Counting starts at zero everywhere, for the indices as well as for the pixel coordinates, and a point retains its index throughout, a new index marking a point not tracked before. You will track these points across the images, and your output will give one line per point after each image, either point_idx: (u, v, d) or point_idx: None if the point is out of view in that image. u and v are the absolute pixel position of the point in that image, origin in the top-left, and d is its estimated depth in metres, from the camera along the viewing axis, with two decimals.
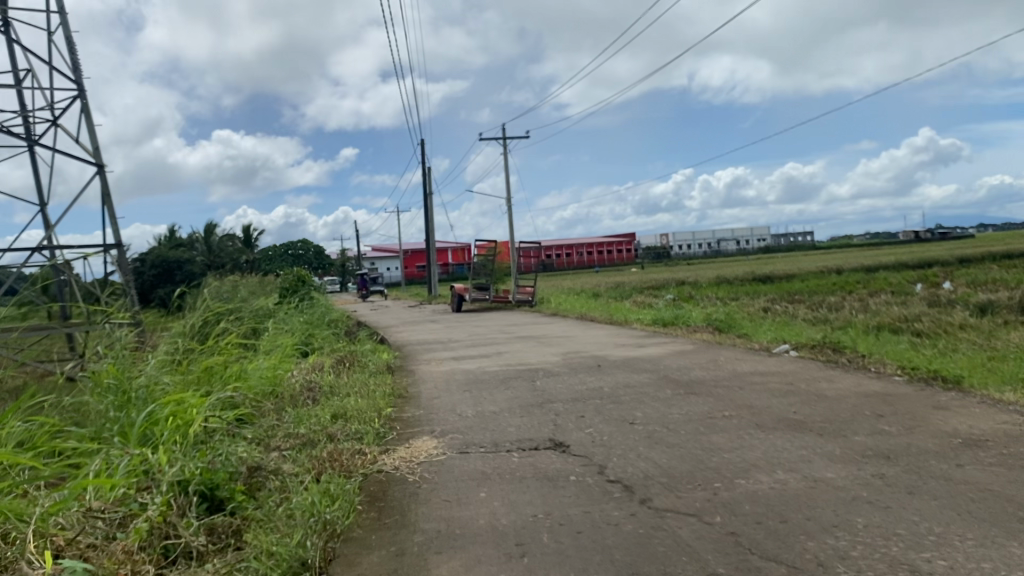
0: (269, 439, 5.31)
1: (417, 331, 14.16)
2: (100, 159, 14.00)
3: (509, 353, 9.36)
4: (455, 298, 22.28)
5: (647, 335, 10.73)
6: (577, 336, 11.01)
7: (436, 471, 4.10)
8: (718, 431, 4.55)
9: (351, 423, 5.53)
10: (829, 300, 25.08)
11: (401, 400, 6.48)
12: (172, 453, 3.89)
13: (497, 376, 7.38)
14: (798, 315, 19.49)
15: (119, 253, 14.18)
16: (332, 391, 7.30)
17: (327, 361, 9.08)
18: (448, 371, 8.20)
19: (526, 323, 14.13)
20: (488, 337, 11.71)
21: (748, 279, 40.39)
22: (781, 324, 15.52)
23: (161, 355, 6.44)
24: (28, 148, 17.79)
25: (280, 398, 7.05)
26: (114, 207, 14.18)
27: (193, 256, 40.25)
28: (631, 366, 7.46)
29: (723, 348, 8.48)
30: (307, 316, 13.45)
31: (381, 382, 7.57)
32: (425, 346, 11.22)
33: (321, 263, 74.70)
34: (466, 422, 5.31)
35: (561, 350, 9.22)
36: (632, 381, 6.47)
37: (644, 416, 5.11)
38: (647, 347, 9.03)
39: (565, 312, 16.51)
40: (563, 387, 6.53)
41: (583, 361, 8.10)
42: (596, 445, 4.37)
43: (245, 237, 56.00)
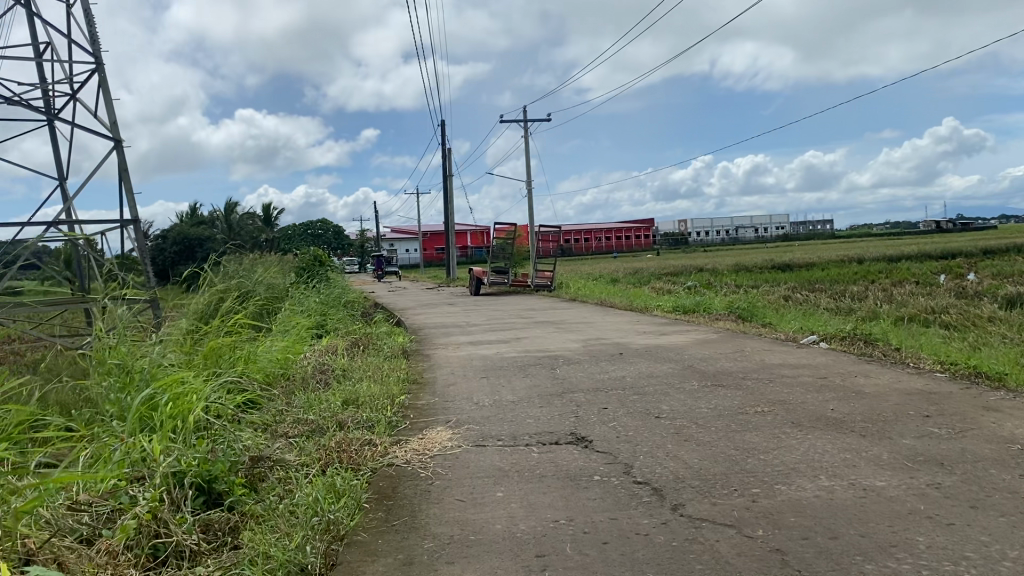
0: (277, 426, 5.09)
1: (434, 313, 13.90)
2: (116, 133, 13.81)
3: (527, 338, 9.08)
4: (473, 281, 22.03)
5: (670, 322, 10.41)
6: (597, 322, 10.72)
7: (450, 465, 3.83)
8: (752, 428, 4.25)
9: (363, 410, 5.28)
10: (852, 289, 24.59)
11: (415, 386, 6.22)
12: (168, 443, 3.66)
13: (515, 363, 7.11)
14: (822, 304, 19.07)
15: (135, 229, 14.01)
16: (344, 375, 7.06)
17: (341, 343, 8.86)
18: (465, 356, 7.93)
19: (545, 307, 13.83)
20: (506, 322, 11.44)
21: (769, 267, 39.85)
22: (806, 313, 15.14)
23: (168, 336, 6.26)
24: (47, 122, 17.65)
25: (291, 381, 6.83)
26: (130, 182, 14.00)
27: (213, 234, 40.26)
28: (656, 355, 7.15)
29: (750, 338, 8.15)
30: (323, 296, 13.23)
31: (395, 366, 7.32)
32: (442, 329, 10.97)
33: (340, 243, 74.67)
34: (484, 411, 5.03)
35: (581, 337, 8.92)
36: (657, 371, 6.16)
37: (671, 409, 4.81)
38: (671, 335, 8.72)
39: (584, 297, 16.19)
40: (584, 375, 6.24)
41: (604, 348, 7.80)
42: (621, 440, 4.08)
43: (265, 216, 56.03)
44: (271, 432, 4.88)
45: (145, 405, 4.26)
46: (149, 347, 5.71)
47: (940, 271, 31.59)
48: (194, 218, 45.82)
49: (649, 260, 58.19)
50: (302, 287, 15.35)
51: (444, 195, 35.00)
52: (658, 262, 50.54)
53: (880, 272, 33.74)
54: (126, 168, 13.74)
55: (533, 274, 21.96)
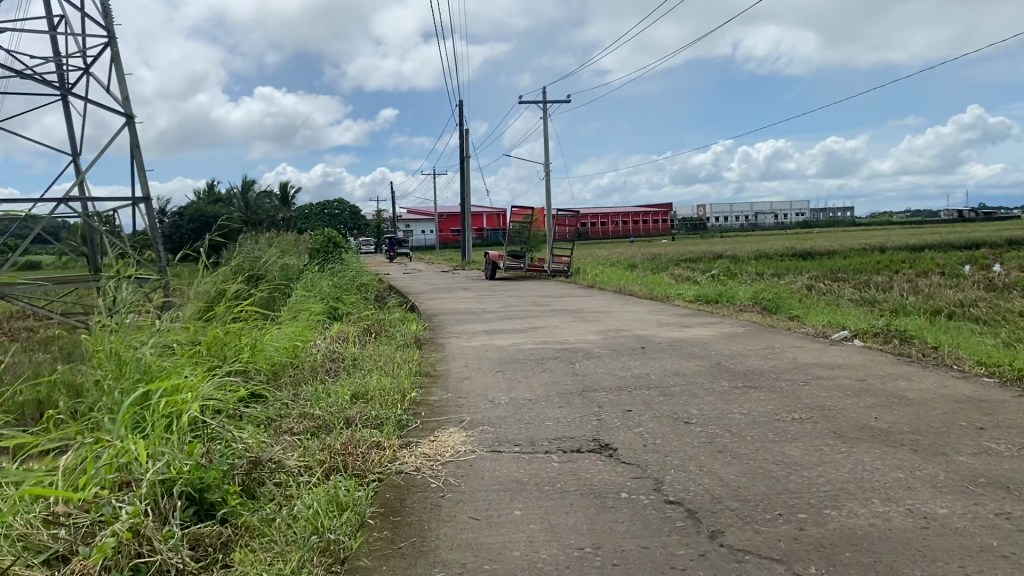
0: (282, 423, 4.82)
1: (448, 299, 13.61)
2: (128, 110, 13.56)
3: (545, 328, 8.78)
4: (489, 265, 21.72)
5: (692, 313, 10.07)
6: (617, 312, 10.39)
7: (463, 475, 3.52)
8: (791, 439, 3.92)
9: (372, 406, 4.99)
10: (875, 279, 24.08)
11: (428, 379, 5.92)
12: (158, 446, 3.38)
13: (532, 356, 6.81)
14: (846, 295, 18.63)
15: (146, 207, 13.78)
16: (354, 365, 6.77)
17: (352, 330, 8.57)
18: (479, 346, 7.63)
19: (562, 295, 13.50)
20: (523, 309, 11.12)
21: (789, 255, 39.26)
22: (830, 305, 14.75)
23: (171, 325, 6.01)
24: (61, 97, 17.43)
25: (300, 370, 6.56)
26: (142, 159, 13.75)
27: (230, 212, 40.15)
28: (679, 350, 6.83)
29: (778, 333, 7.80)
30: (336, 280, 12.95)
31: (407, 356, 7.02)
32: (456, 316, 10.68)
33: (356, 224, 74.49)
34: (500, 411, 4.73)
35: (600, 328, 8.59)
36: (682, 369, 5.84)
37: (701, 414, 4.49)
38: (694, 328, 8.39)
39: (602, 283, 15.85)
40: (605, 371, 5.92)
41: (625, 341, 7.47)
42: (649, 450, 3.77)
43: (282, 195, 55.93)
44: (275, 430, 4.61)
45: (139, 404, 4.00)
46: (150, 338, 5.46)
47: (965, 262, 30.97)
48: (211, 196, 45.69)
49: (666, 245, 57.63)
50: (315, 269, 15.09)
51: (461, 177, 34.63)
52: (676, 248, 50.00)
53: (903, 261, 33.15)
54: (138, 145, 13.48)
55: (549, 259, 21.63)
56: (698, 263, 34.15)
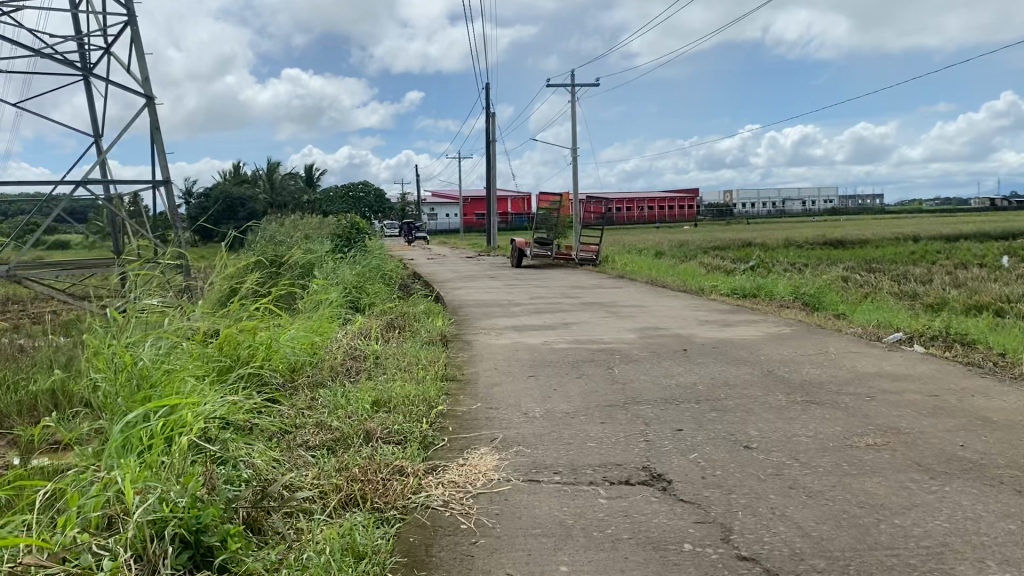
0: (297, 438, 4.40)
1: (475, 289, 13.16)
2: (148, 90, 13.20)
3: (577, 324, 8.32)
4: (516, 252, 21.24)
5: (732, 309, 9.55)
6: (652, 306, 9.90)
7: (498, 514, 3.07)
8: (872, 474, 3.43)
9: (395, 417, 4.54)
10: (913, 271, 23.31)
11: (455, 384, 5.47)
12: (150, 478, 2.96)
13: (567, 358, 6.35)
14: (885, 288, 17.96)
15: (165, 190, 13.44)
16: (377, 366, 6.33)
17: (376, 324, 8.14)
18: (509, 345, 7.18)
19: (593, 286, 13.00)
20: (553, 302, 10.66)
21: (820, 244, 38.40)
22: (872, 300, 14.14)
23: (181, 325, 5.63)
24: (82, 77, 17.11)
25: (318, 370, 6.16)
26: (161, 140, 13.40)
27: (255, 194, 39.98)
28: (726, 354, 6.33)
29: (829, 336, 7.27)
30: (359, 269, 12.54)
31: (431, 356, 6.57)
32: (483, 308, 10.24)
33: (380, 206, 74.19)
34: (537, 427, 4.27)
35: (637, 326, 8.10)
36: (733, 379, 5.35)
37: (762, 437, 4.02)
38: (737, 328, 7.87)
39: (634, 273, 15.32)
40: (649, 379, 5.45)
41: (666, 343, 6.98)
42: (709, 484, 3.30)
43: (307, 177, 55.76)
44: (288, 448, 4.19)
45: (134, 422, 3.60)
46: (155, 342, 5.06)
47: (1006, 254, 29.97)
48: (236, 177, 45.53)
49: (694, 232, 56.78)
50: (338, 257, 14.69)
51: (486, 161, 34.09)
52: (704, 235, 49.20)
53: (941, 252, 32.20)
54: (157, 127, 13.12)
55: (577, 247, 21.10)
56: (727, 250, 33.38)
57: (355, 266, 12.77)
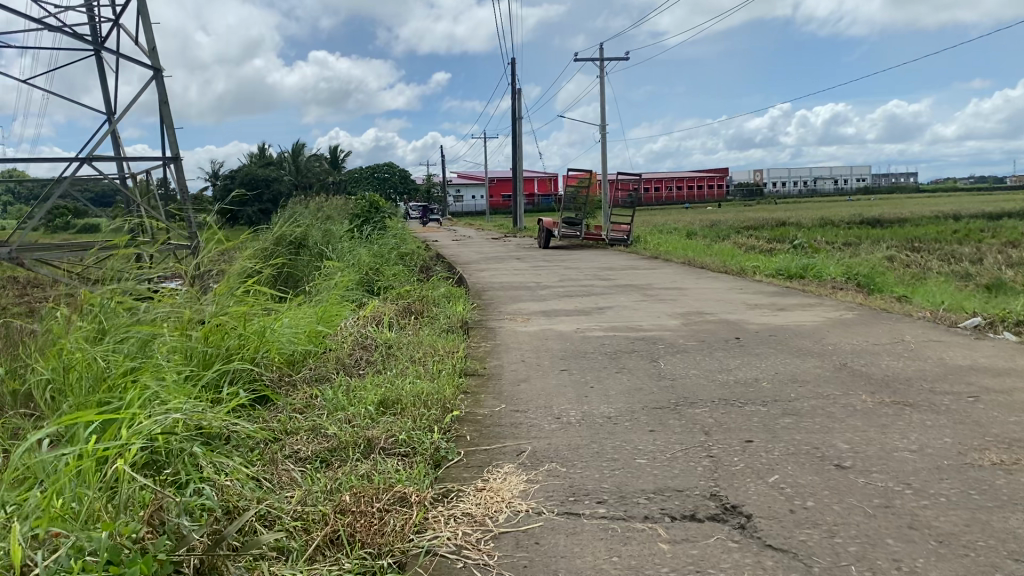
0: (285, 449, 3.68)
1: (500, 271, 12.39)
2: (154, 62, 12.53)
3: (611, 309, 7.53)
4: (542, 232, 20.40)
5: (781, 291, 8.69)
6: (693, 289, 9.06)
7: (527, 566, 2.31)
8: (1015, 508, 2.61)
9: (401, 422, 3.79)
10: (961, 249, 22.14)
11: (475, 380, 4.70)
12: (63, 520, 2.27)
13: (604, 348, 5.57)
14: (934, 268, 16.93)
15: (175, 168, 12.81)
16: (387, 359, 5.59)
17: (391, 308, 7.40)
18: (537, 333, 6.40)
19: (626, 267, 12.18)
20: (583, 284, 9.87)
21: (858, 223, 37.19)
22: (925, 281, 13.17)
23: (163, 311, 4.95)
24: (94, 52, 16.53)
25: (322, 362, 5.45)
26: (171, 116, 12.76)
27: (279, 175, 39.52)
28: (787, 345, 5.50)
29: (899, 322, 6.41)
30: (376, 249, 11.82)
31: (449, 347, 5.82)
32: (509, 291, 9.48)
33: (406, 188, 73.54)
34: (573, 436, 3.50)
35: (678, 311, 7.29)
36: (802, 375, 4.54)
37: (855, 453, 3.21)
38: (792, 314, 7.02)
39: (670, 254, 14.45)
40: (702, 374, 4.65)
41: (714, 331, 6.16)
42: (801, 525, 2.52)
43: (333, 159, 55.38)
44: (271, 464, 3.47)
45: (71, 439, 2.91)
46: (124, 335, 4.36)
47: None
48: (261, 160, 45.07)
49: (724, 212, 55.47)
50: (357, 237, 13.99)
51: (512, 140, 33.21)
52: (735, 215, 47.95)
53: (986, 230, 30.86)
54: (165, 101, 12.47)
55: (608, 227, 20.21)
56: (760, 230, 32.32)
57: (373, 247, 12.04)
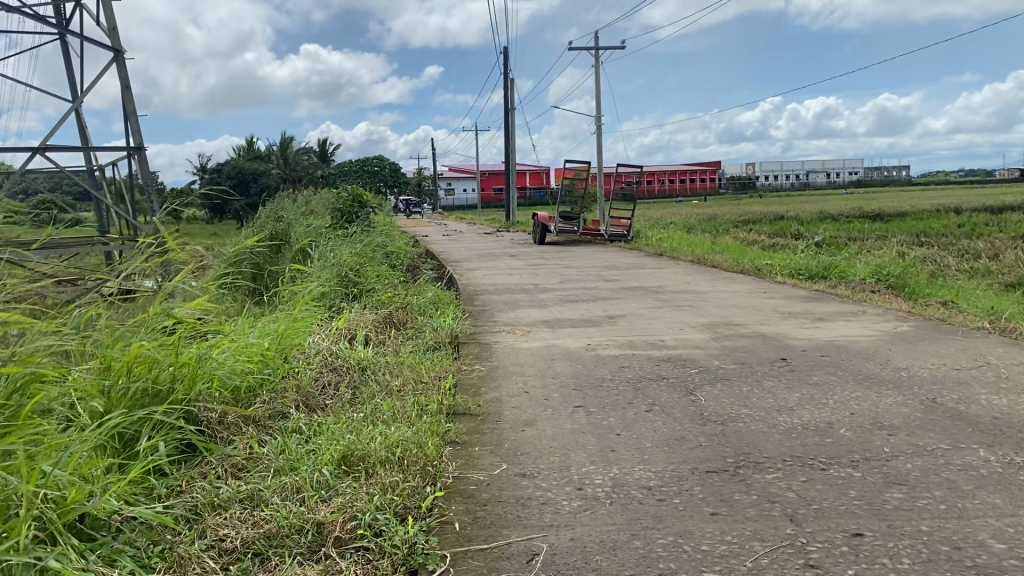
0: (205, 538, 2.66)
1: (494, 270, 11.36)
2: (115, 43, 11.45)
3: (625, 319, 6.51)
4: (538, 227, 19.33)
5: (815, 297, 7.68)
6: (713, 294, 8.04)
7: None
8: None
9: (364, 500, 2.76)
10: (974, 245, 21.22)
11: (468, 423, 3.68)
12: None
13: (625, 374, 4.55)
14: (952, 265, 15.98)
15: (138, 159, 11.73)
16: (358, 395, 4.56)
17: (369, 318, 6.40)
18: (540, 351, 5.38)
19: (631, 266, 11.16)
20: (588, 288, 8.83)
21: (860, 217, 36.25)
22: (953, 281, 12.17)
23: (72, 334, 3.91)
24: (60, 35, 15.43)
25: (278, 396, 4.45)
26: (133, 101, 11.66)
27: (265, 168, 38.27)
28: (848, 371, 4.48)
29: (969, 337, 5.40)
30: (358, 247, 10.79)
31: (435, 373, 4.78)
32: (505, 296, 8.45)
33: (397, 181, 72.29)
34: (604, 527, 2.48)
35: (702, 321, 6.28)
36: (887, 420, 3.52)
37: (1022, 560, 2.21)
38: (836, 327, 6.01)
39: (676, 251, 13.42)
40: (758, 417, 3.64)
41: (753, 351, 5.14)
42: None
43: (321, 152, 54.12)
44: (178, 567, 2.44)
45: None
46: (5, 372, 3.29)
47: None
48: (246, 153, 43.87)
49: (721, 206, 54.59)
50: (339, 231, 12.93)
51: (506, 132, 32.11)
52: (732, 209, 47.05)
53: (992, 225, 29.97)
54: (127, 85, 11.37)
55: (607, 222, 19.16)
56: (760, 225, 31.39)
57: (355, 245, 11.01)
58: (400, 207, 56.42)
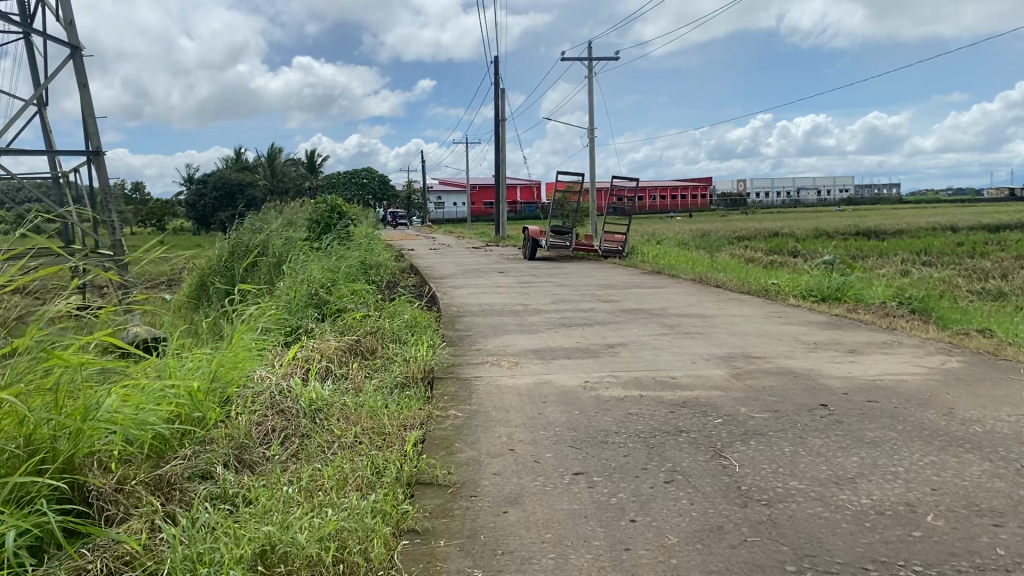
0: None
1: (479, 288, 10.50)
2: (73, 39, 10.59)
3: (628, 349, 5.66)
4: (528, 242, 18.48)
5: (839, 324, 6.85)
6: (724, 318, 7.20)
7: None
8: None
9: None
10: (979, 264, 20.52)
11: (435, 500, 2.81)
12: None
13: (633, 424, 3.69)
14: (963, 286, 15.22)
15: (97, 164, 10.86)
16: (300, 452, 3.66)
17: (331, 344, 5.52)
18: (529, 389, 4.53)
19: (628, 285, 10.33)
20: (583, 310, 7.99)
21: (855, 235, 35.65)
22: (972, 304, 11.38)
23: None
24: (24, 34, 14.57)
25: (203, 450, 3.59)
26: (92, 102, 10.79)
27: (250, 179, 37.39)
28: (907, 425, 3.65)
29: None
30: (331, 263, 9.90)
31: (400, 422, 3.89)
32: (490, 318, 7.59)
33: (387, 195, 71.47)
34: None
35: (716, 352, 5.44)
36: (985, 501, 2.69)
37: None
38: (873, 362, 5.18)
39: (675, 269, 12.61)
40: (812, 495, 2.79)
41: (784, 393, 4.30)
42: None
43: (310, 164, 53.33)
44: None
45: None
46: None
47: None
48: (233, 165, 42.93)
49: (715, 221, 53.95)
50: (315, 243, 12.03)
51: (496, 146, 31.39)
52: (725, 225, 46.40)
53: (991, 244, 29.33)
54: (84, 84, 10.51)
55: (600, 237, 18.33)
56: (755, 241, 30.70)
57: (329, 260, 10.12)
58: (390, 218, 55.72)
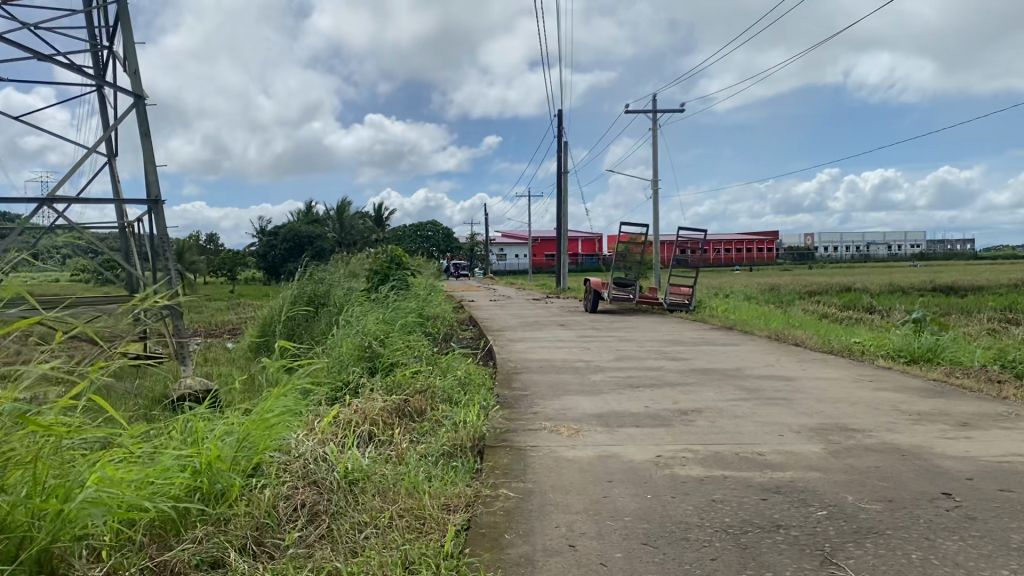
0: None
1: (539, 343, 9.95)
2: (136, 88, 10.57)
3: (704, 417, 5.03)
4: (590, 295, 17.85)
5: (943, 391, 6.08)
6: (808, 382, 6.49)
7: None
8: None
9: None
10: None
11: None
12: None
13: (717, 515, 3.09)
14: None
15: (155, 212, 10.74)
16: (327, 537, 3.13)
17: (376, 404, 5.01)
18: (594, 464, 3.95)
19: (698, 342, 9.65)
20: (650, 369, 7.36)
21: (933, 291, 34.03)
22: None
23: None
24: (97, 86, 14.81)
25: (217, 532, 3.11)
26: (153, 150, 10.72)
27: (316, 230, 37.78)
28: None
29: None
30: (386, 314, 9.49)
31: (444, 502, 3.35)
32: (551, 376, 7.03)
33: (449, 246, 71.86)
34: None
35: (806, 424, 4.77)
36: None
37: None
38: (994, 440, 4.45)
39: (747, 325, 11.86)
40: None
41: (895, 478, 3.62)
42: None
43: (375, 215, 53.91)
44: None
45: None
46: None
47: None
48: (300, 216, 43.56)
49: (783, 276, 52.45)
50: (372, 293, 11.66)
51: (559, 198, 31.08)
52: (794, 280, 45.01)
53: None
54: (145, 133, 10.44)
55: (665, 290, 17.64)
56: (828, 296, 29.49)
57: (384, 310, 9.71)
58: (451, 269, 55.80)
